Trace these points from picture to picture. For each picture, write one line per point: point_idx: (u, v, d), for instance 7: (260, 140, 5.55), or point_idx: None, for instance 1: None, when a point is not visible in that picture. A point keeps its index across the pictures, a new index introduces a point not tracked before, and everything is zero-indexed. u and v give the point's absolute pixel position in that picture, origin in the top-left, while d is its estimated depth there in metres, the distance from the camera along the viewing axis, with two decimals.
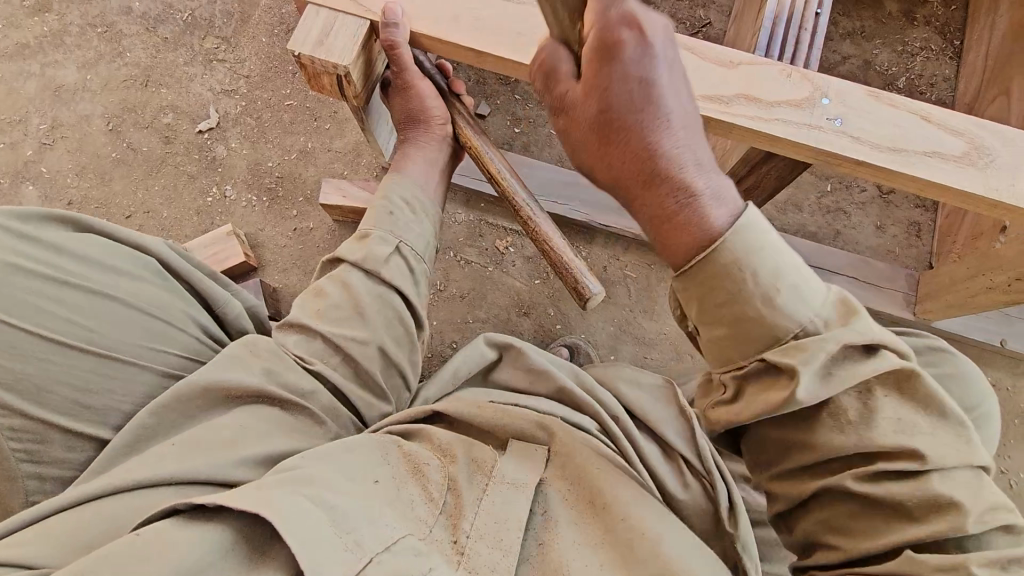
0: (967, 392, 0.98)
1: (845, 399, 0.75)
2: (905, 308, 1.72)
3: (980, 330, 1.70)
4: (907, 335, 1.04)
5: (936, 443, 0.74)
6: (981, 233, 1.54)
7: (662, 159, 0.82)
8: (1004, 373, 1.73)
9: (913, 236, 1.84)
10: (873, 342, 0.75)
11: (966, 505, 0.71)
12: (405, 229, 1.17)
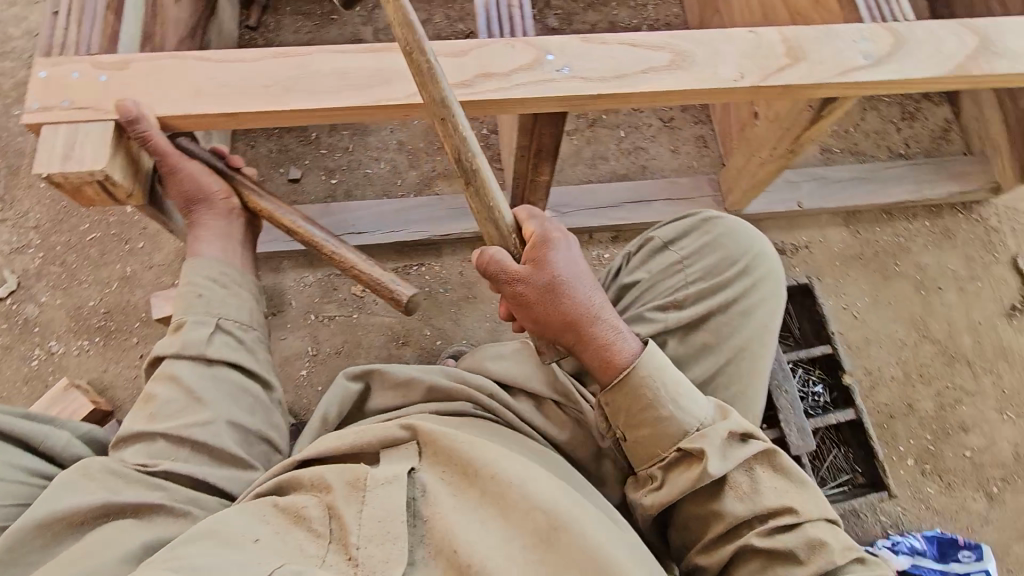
0: (743, 241, 1.17)
1: (736, 473, 1.00)
2: (717, 207, 1.95)
3: (780, 202, 1.97)
4: (686, 217, 1.24)
5: (806, 499, 1.00)
6: (744, 122, 1.85)
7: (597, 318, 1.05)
8: (812, 230, 2.01)
9: (702, 150, 2.10)
10: (740, 425, 1.01)
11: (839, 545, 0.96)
12: (220, 306, 1.16)
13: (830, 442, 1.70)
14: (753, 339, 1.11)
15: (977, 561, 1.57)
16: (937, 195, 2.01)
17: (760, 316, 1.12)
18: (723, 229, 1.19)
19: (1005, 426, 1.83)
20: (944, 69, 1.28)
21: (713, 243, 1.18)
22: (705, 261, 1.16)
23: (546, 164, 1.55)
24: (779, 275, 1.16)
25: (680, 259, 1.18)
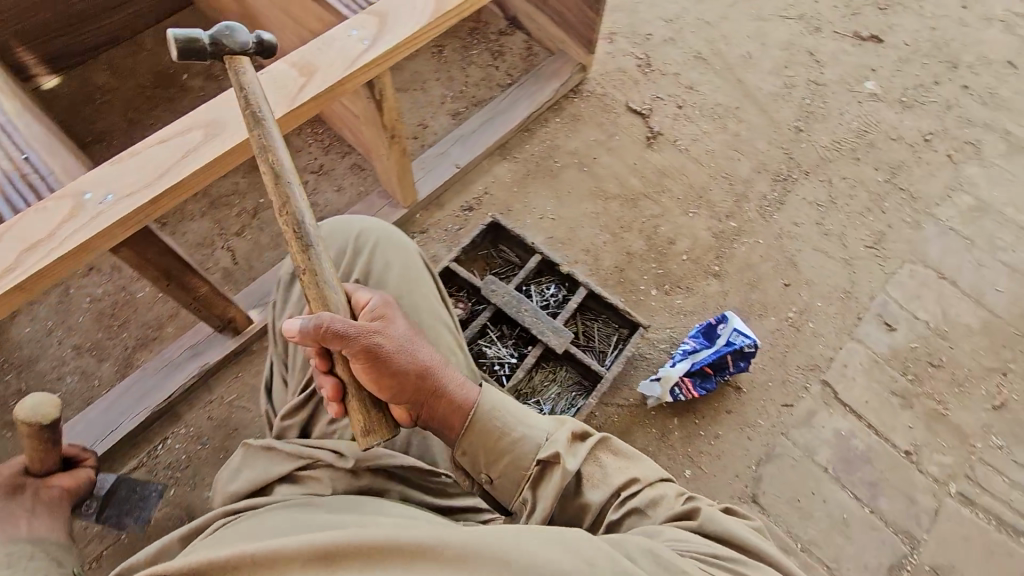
0: (354, 225, 1.30)
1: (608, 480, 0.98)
2: (398, 210, 2.08)
3: (442, 174, 2.16)
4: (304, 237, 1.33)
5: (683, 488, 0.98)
6: (359, 134, 2.04)
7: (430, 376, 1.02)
8: (484, 179, 2.24)
9: (360, 175, 2.21)
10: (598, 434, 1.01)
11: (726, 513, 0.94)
12: None
13: (591, 321, 1.92)
14: (404, 288, 1.23)
15: (728, 325, 1.85)
16: (547, 98, 2.39)
17: (395, 270, 1.24)
18: (328, 235, 1.30)
19: (695, 220, 2.22)
20: (426, 15, 1.52)
21: (327, 249, 1.28)
22: (328, 266, 1.26)
23: (196, 278, 1.50)
24: (390, 230, 1.30)
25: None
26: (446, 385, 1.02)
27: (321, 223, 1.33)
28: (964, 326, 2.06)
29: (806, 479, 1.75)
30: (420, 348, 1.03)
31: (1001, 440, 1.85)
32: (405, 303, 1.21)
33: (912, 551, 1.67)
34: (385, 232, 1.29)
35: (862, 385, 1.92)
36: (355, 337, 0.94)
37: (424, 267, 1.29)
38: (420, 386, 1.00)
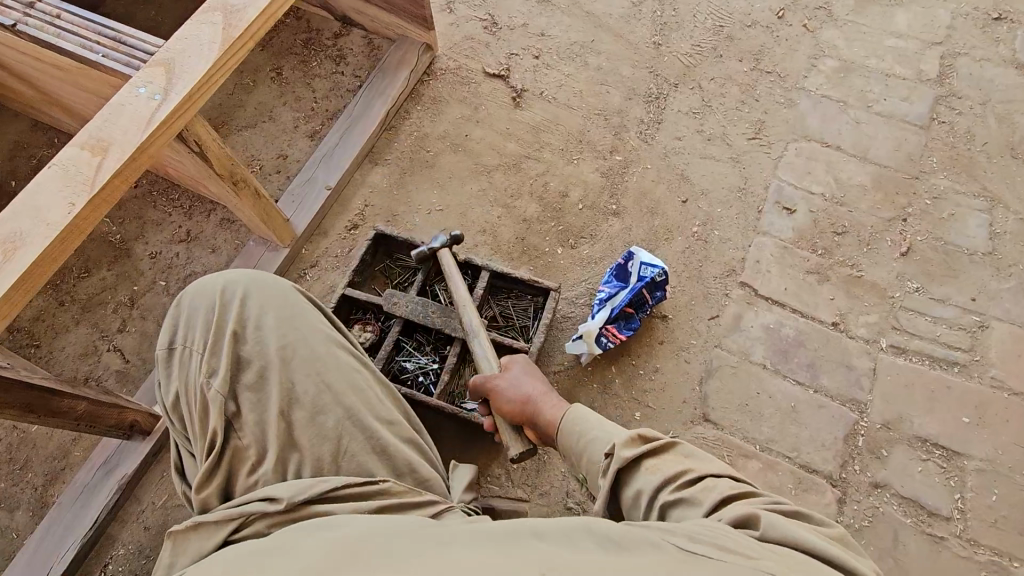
0: (223, 279, 1.12)
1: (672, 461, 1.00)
2: (278, 251, 1.96)
3: (315, 201, 2.05)
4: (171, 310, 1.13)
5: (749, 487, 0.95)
6: (203, 186, 1.86)
7: (525, 399, 1.27)
8: (361, 190, 2.13)
9: (230, 230, 2.08)
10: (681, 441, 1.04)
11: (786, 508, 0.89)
12: None
13: (504, 302, 1.88)
14: (290, 333, 1.08)
15: (635, 261, 1.83)
16: (401, 89, 2.26)
17: (276, 316, 1.09)
18: (191, 299, 1.11)
19: (582, 166, 2.16)
20: (214, 49, 1.39)
21: (193, 314, 1.09)
22: (198, 331, 1.07)
23: (67, 400, 1.39)
24: (262, 276, 1.13)
25: (184, 349, 1.07)
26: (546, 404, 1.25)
27: (180, 290, 1.14)
28: (860, 187, 2.09)
29: (749, 383, 1.77)
30: (540, 384, 1.30)
31: (917, 285, 1.91)
32: (293, 349, 1.06)
33: (862, 415, 1.72)
34: (262, 279, 1.13)
35: (779, 275, 1.94)
36: (485, 382, 1.36)
37: (311, 305, 1.13)
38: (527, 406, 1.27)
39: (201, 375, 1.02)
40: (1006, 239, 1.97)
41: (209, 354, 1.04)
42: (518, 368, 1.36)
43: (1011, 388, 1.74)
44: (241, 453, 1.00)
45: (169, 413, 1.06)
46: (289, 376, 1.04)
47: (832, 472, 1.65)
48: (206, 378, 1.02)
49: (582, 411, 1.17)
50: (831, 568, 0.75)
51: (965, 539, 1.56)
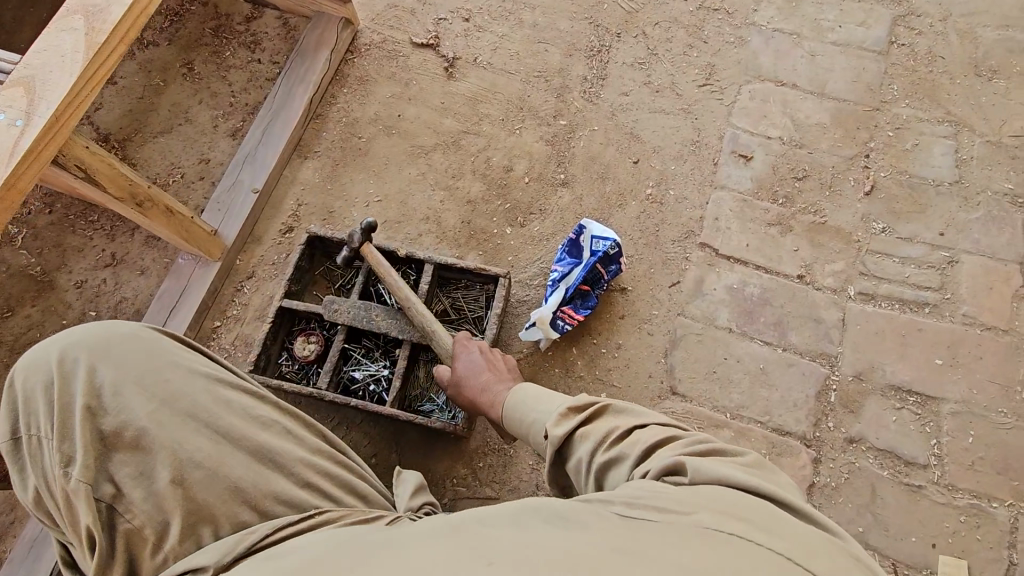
0: (57, 351, 0.97)
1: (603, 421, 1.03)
2: (208, 267, 1.83)
3: (242, 208, 1.90)
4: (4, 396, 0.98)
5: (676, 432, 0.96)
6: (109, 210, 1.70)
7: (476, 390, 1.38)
8: (292, 189, 1.98)
9: (158, 248, 1.94)
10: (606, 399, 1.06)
11: (711, 446, 0.89)
12: None
13: (455, 293, 1.77)
14: (159, 388, 0.96)
15: (587, 235, 1.73)
16: (323, 73, 2.08)
17: (131, 373, 0.96)
18: (27, 379, 0.97)
19: (525, 135, 2.02)
20: (81, 61, 1.23)
21: (32, 394, 0.95)
22: (41, 414, 0.93)
23: None
24: (105, 332, 0.99)
25: (33, 440, 0.93)
26: (490, 390, 1.35)
27: (12, 370, 0.99)
28: (819, 126, 1.97)
29: (715, 349, 1.70)
30: (485, 374, 1.39)
31: (883, 225, 1.82)
32: (161, 405, 0.94)
33: (833, 369, 1.66)
34: (108, 336, 0.99)
35: (740, 231, 1.84)
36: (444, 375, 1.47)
37: (173, 348, 1.01)
38: (475, 396, 1.38)
39: (59, 465, 0.89)
40: (972, 165, 1.87)
41: (61, 438, 0.91)
42: (467, 361, 1.44)
43: (983, 323, 1.68)
44: (157, 513, 0.90)
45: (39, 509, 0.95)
46: (162, 437, 0.92)
47: (806, 432, 1.60)
48: (63, 470, 0.89)
49: (522, 389, 1.25)
50: (753, 498, 0.75)
51: (942, 484, 1.53)
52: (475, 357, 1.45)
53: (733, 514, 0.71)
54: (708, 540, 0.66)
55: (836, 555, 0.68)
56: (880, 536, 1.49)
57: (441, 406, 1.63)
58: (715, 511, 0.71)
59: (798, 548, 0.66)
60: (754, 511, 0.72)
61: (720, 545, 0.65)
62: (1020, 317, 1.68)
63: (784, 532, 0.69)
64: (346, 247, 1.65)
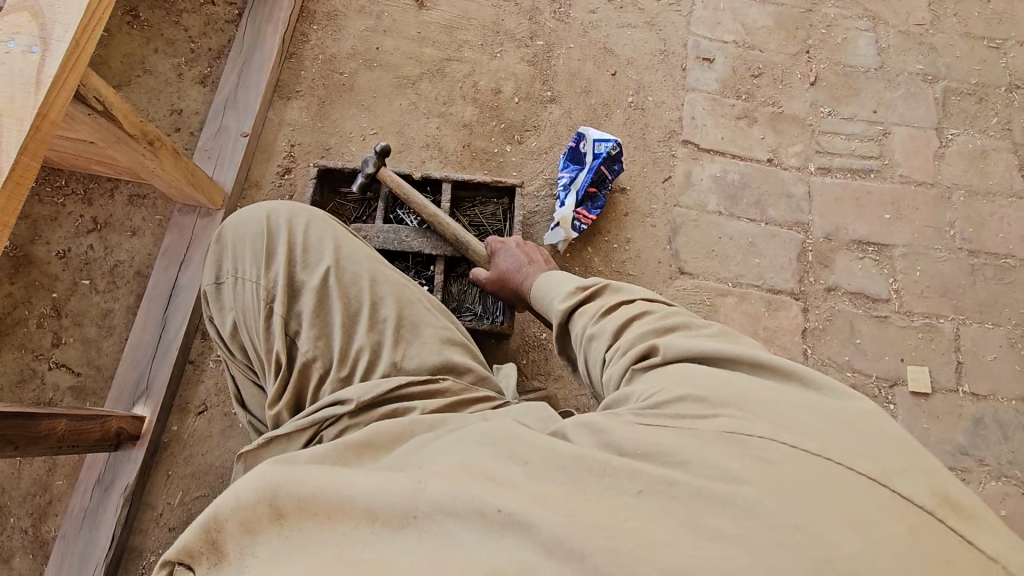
0: (252, 222, 1.31)
1: (586, 311, 1.17)
2: (214, 217, 1.76)
3: (234, 151, 1.84)
4: (214, 251, 1.33)
5: (656, 313, 1.09)
6: (103, 165, 1.60)
7: (514, 281, 1.51)
8: (280, 130, 1.94)
9: (145, 205, 1.81)
10: (600, 290, 1.18)
11: (689, 322, 1.02)
12: None
13: (471, 210, 1.86)
14: (338, 250, 1.31)
15: (588, 140, 1.88)
16: (289, 10, 2.02)
17: (319, 235, 1.33)
18: (235, 232, 1.31)
19: (506, 58, 2.08)
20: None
21: (240, 242, 1.30)
22: (246, 258, 1.27)
23: (59, 424, 1.23)
24: (297, 202, 1.36)
25: (237, 282, 1.26)
26: (532, 277, 1.47)
27: (220, 227, 1.34)
28: (765, 29, 2.19)
29: (711, 231, 1.92)
30: (521, 266, 1.51)
31: (829, 109, 2.10)
32: (332, 262, 1.28)
33: (807, 234, 1.93)
34: (288, 214, 1.34)
35: (715, 126, 2.05)
36: (483, 274, 1.61)
37: (339, 229, 1.37)
38: (517, 283, 1.50)
39: (264, 299, 1.22)
40: (891, 52, 2.18)
41: (262, 278, 1.24)
42: (507, 255, 1.56)
43: (916, 180, 2.02)
44: (308, 366, 1.19)
45: (229, 343, 1.28)
46: (335, 286, 1.25)
47: (794, 287, 1.87)
48: (268, 303, 1.22)
49: (545, 282, 1.38)
50: (711, 368, 0.90)
51: (902, 312, 1.86)
52: (515, 252, 1.57)
53: (734, 401, 0.81)
54: (727, 437, 0.75)
55: (862, 439, 0.75)
56: (862, 359, 1.81)
57: (480, 313, 1.74)
58: (719, 396, 0.82)
59: (819, 442, 0.73)
60: (767, 402, 0.80)
61: (739, 443, 0.74)
62: (942, 173, 2.03)
63: (800, 424, 0.76)
64: (361, 174, 1.67)
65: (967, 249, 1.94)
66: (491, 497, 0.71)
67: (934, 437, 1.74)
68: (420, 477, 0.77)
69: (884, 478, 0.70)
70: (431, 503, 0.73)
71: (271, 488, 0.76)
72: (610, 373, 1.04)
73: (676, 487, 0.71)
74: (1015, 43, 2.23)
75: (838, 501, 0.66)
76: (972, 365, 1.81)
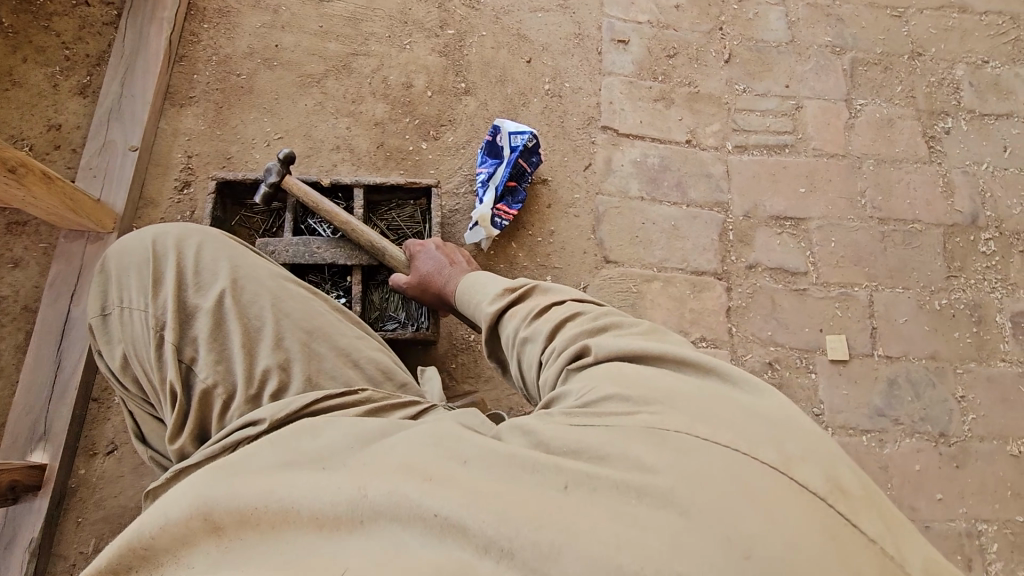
0: (136, 248, 1.21)
1: (519, 310, 1.14)
2: (107, 240, 1.64)
3: (122, 170, 1.71)
4: (98, 279, 1.22)
5: (587, 311, 1.06)
6: None
7: (436, 285, 1.46)
8: (175, 142, 1.80)
9: (27, 234, 1.66)
10: (530, 288, 1.15)
11: (620, 319, 1.00)
12: None
13: (388, 213, 1.79)
14: (238, 269, 1.21)
15: (503, 133, 1.83)
16: (174, 9, 1.87)
17: (213, 255, 1.22)
18: (120, 258, 1.21)
19: (416, 50, 1.99)
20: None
21: (125, 269, 1.19)
22: (132, 286, 1.17)
23: None
24: (188, 223, 1.25)
25: (125, 312, 1.16)
26: (454, 279, 1.43)
27: (103, 256, 1.22)
28: (678, 7, 2.17)
29: (634, 217, 1.92)
30: (443, 268, 1.46)
31: (743, 86, 2.11)
32: (227, 283, 1.18)
33: (727, 214, 1.96)
34: (177, 235, 1.23)
35: (633, 110, 2.03)
36: (404, 279, 1.54)
37: (238, 246, 1.27)
38: (439, 287, 1.45)
39: (154, 328, 1.12)
40: (800, 25, 2.21)
41: (150, 307, 1.14)
42: (428, 257, 1.51)
43: (828, 153, 2.06)
44: (209, 393, 1.10)
45: (121, 377, 1.17)
46: (232, 308, 1.16)
47: (716, 268, 1.90)
48: (159, 332, 1.12)
49: (469, 283, 1.34)
50: (645, 365, 0.88)
51: (819, 283, 1.92)
52: (435, 254, 1.52)
53: (661, 396, 0.80)
54: (647, 432, 0.75)
55: (775, 430, 0.74)
56: (784, 333, 1.86)
57: (404, 321, 1.69)
58: (646, 395, 0.80)
59: (735, 431, 0.73)
60: (693, 397, 0.79)
61: (658, 437, 0.74)
62: (852, 143, 2.09)
63: (720, 415, 0.76)
64: (263, 186, 1.57)
65: (877, 217, 2.01)
66: (430, 498, 0.69)
67: (853, 402, 1.82)
68: (362, 482, 0.74)
69: (789, 464, 0.70)
70: (372, 506, 0.71)
71: (206, 503, 0.75)
72: (545, 376, 1.00)
73: (597, 480, 0.71)
74: (916, 11, 2.28)
75: (748, 484, 0.67)
76: (885, 329, 1.89)
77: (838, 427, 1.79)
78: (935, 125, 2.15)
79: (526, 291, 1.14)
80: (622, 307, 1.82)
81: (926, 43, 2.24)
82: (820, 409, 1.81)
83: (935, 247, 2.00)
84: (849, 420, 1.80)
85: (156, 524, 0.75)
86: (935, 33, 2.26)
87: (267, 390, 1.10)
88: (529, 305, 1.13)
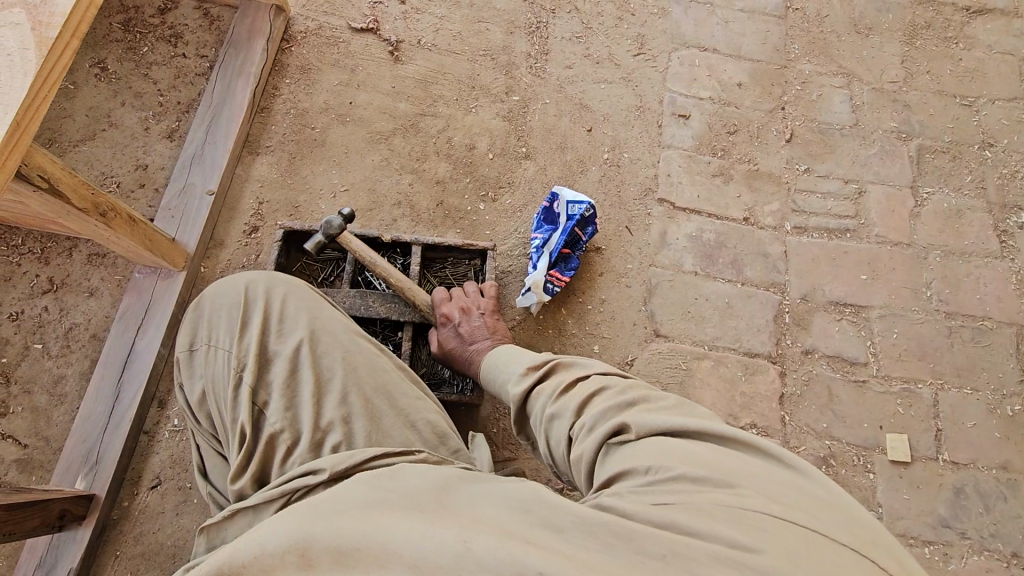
0: (227, 291, 1.26)
1: (546, 383, 1.16)
2: (174, 279, 1.71)
3: (197, 210, 1.80)
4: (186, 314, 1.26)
5: (609, 380, 1.10)
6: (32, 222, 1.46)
7: (461, 353, 1.52)
8: (247, 187, 1.90)
9: (105, 265, 1.75)
10: (555, 362, 1.20)
11: (646, 393, 1.03)
12: None
13: (442, 271, 1.83)
14: (318, 321, 1.25)
15: (561, 201, 1.85)
16: (261, 65, 1.98)
17: (296, 306, 1.26)
18: (212, 300, 1.26)
19: (481, 113, 2.07)
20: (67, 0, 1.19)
21: (216, 312, 1.24)
22: (221, 328, 1.21)
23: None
24: (276, 272, 1.31)
25: (210, 349, 1.20)
26: (479, 352, 1.48)
27: (202, 293, 1.27)
28: (741, 85, 2.19)
29: (687, 292, 1.89)
30: (467, 338, 1.52)
31: (805, 166, 2.09)
32: (306, 334, 1.21)
33: (784, 295, 1.91)
34: (266, 282, 1.28)
35: (691, 184, 2.03)
36: (436, 340, 1.59)
37: (318, 298, 1.32)
38: (465, 355, 1.51)
39: (234, 369, 1.14)
40: (865, 109, 2.19)
41: (234, 349, 1.17)
42: (450, 333, 1.55)
43: (892, 240, 2.01)
44: (274, 438, 1.09)
45: (196, 412, 1.20)
46: (309, 357, 1.18)
47: (771, 351, 1.84)
48: (238, 374, 1.14)
49: (495, 356, 1.39)
50: (689, 445, 0.87)
51: (880, 376, 1.83)
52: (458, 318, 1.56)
53: (719, 473, 0.80)
54: (723, 509, 0.74)
55: (846, 517, 0.76)
56: (840, 427, 1.77)
57: (448, 380, 1.70)
58: (704, 470, 0.80)
59: (807, 513, 0.74)
60: (753, 476, 0.80)
61: (738, 516, 0.73)
62: (917, 232, 2.03)
63: (784, 494, 0.77)
64: (319, 235, 1.56)
65: (944, 311, 1.93)
66: (533, 559, 0.65)
67: (915, 509, 1.70)
68: (463, 535, 0.68)
69: (864, 547, 0.72)
70: (483, 565, 0.64)
71: (308, 537, 0.69)
72: (578, 452, 0.99)
73: (694, 549, 0.69)
74: (987, 101, 2.24)
75: (828, 563, 0.68)
76: (952, 432, 1.79)
77: (898, 535, 1.67)
78: (1007, 219, 2.07)
79: (551, 368, 1.17)
80: (671, 384, 1.78)
81: (998, 134, 2.19)
82: (879, 512, 1.70)
83: (1007, 347, 1.90)
84: (910, 528, 1.68)
85: (252, 548, 0.70)
86: (1007, 124, 2.21)
87: (329, 443, 1.09)
88: (558, 379, 1.15)
